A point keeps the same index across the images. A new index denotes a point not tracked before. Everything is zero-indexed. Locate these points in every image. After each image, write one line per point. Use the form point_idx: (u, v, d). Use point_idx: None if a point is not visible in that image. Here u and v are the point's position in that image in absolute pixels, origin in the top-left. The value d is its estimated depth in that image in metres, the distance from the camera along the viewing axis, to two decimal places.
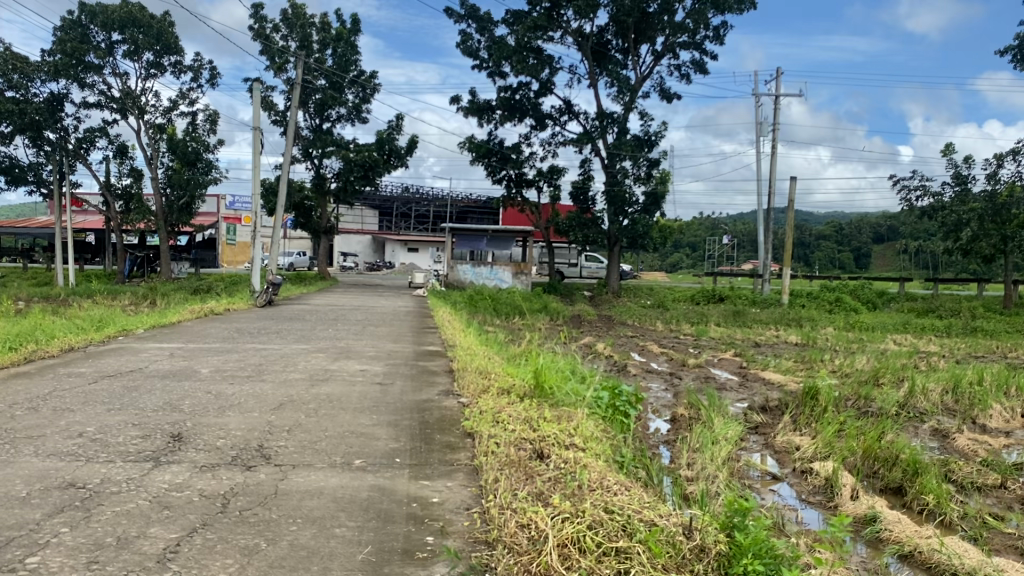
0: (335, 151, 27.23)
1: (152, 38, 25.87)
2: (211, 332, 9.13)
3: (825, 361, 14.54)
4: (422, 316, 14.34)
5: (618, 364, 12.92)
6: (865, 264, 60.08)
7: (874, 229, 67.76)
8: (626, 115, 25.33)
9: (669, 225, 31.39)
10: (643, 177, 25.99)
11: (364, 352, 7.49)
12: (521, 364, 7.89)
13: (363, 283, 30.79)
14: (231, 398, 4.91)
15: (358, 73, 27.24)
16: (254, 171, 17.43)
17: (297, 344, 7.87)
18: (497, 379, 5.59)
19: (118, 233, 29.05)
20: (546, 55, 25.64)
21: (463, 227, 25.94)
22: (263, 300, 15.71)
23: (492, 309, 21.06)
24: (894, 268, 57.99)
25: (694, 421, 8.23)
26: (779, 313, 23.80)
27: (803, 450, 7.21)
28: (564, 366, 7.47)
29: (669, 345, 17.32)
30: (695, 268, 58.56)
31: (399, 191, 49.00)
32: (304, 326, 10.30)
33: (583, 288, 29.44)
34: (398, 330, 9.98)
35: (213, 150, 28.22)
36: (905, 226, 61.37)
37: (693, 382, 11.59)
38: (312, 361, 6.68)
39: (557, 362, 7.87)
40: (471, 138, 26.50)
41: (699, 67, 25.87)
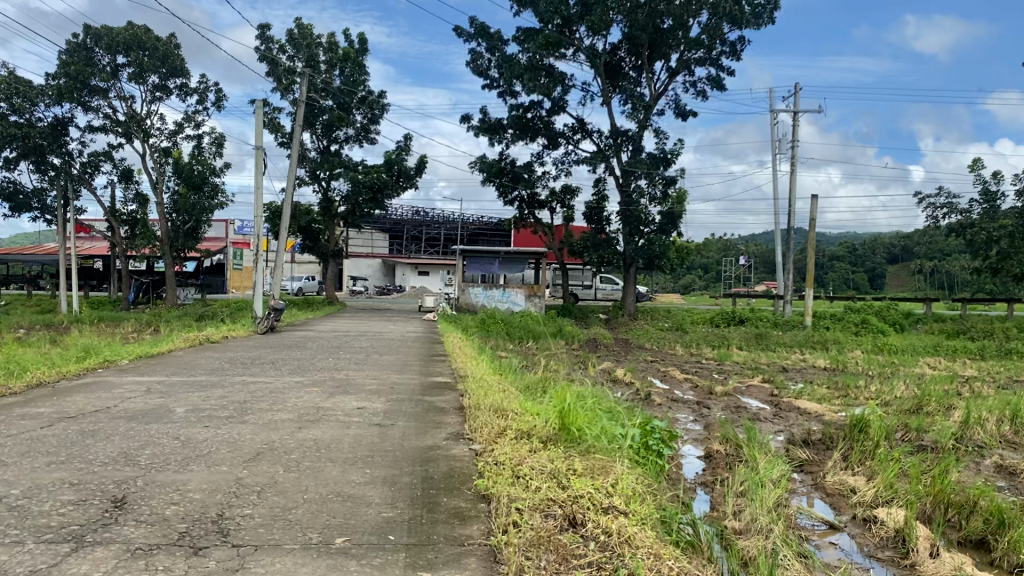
0: (342, 173, 26.61)
1: (157, 61, 25.50)
2: (200, 363, 8.39)
3: (860, 387, 13.77)
4: (434, 343, 13.61)
5: (641, 392, 12.11)
6: (881, 285, 59.15)
7: (889, 249, 66.80)
8: (641, 132, 24.67)
9: (686, 246, 30.63)
10: (659, 196, 25.34)
11: (365, 385, 6.73)
12: (539, 397, 7.11)
13: (371, 307, 30.06)
14: (199, 447, 4.14)
15: (366, 93, 26.72)
16: (257, 193, 16.78)
17: (291, 377, 7.10)
18: (514, 418, 4.83)
19: (123, 259, 28.51)
20: (558, 73, 25.08)
21: (475, 249, 25.27)
22: (264, 327, 15.04)
23: (506, 333, 20.36)
24: (909, 287, 57.08)
25: (733, 459, 7.44)
26: (803, 336, 22.95)
27: (859, 493, 6.41)
28: (591, 397, 6.69)
29: (691, 371, 16.48)
30: (707, 291, 57.69)
31: (409, 214, 48.69)
32: (303, 355, 9.54)
33: (599, 310, 28.63)
34: (405, 359, 9.21)
35: (219, 174, 27.69)
36: (920, 245, 60.46)
37: (724, 412, 10.83)
38: (305, 397, 5.93)
39: (580, 393, 7.10)
40: (482, 158, 25.87)
41: (715, 83, 25.27)
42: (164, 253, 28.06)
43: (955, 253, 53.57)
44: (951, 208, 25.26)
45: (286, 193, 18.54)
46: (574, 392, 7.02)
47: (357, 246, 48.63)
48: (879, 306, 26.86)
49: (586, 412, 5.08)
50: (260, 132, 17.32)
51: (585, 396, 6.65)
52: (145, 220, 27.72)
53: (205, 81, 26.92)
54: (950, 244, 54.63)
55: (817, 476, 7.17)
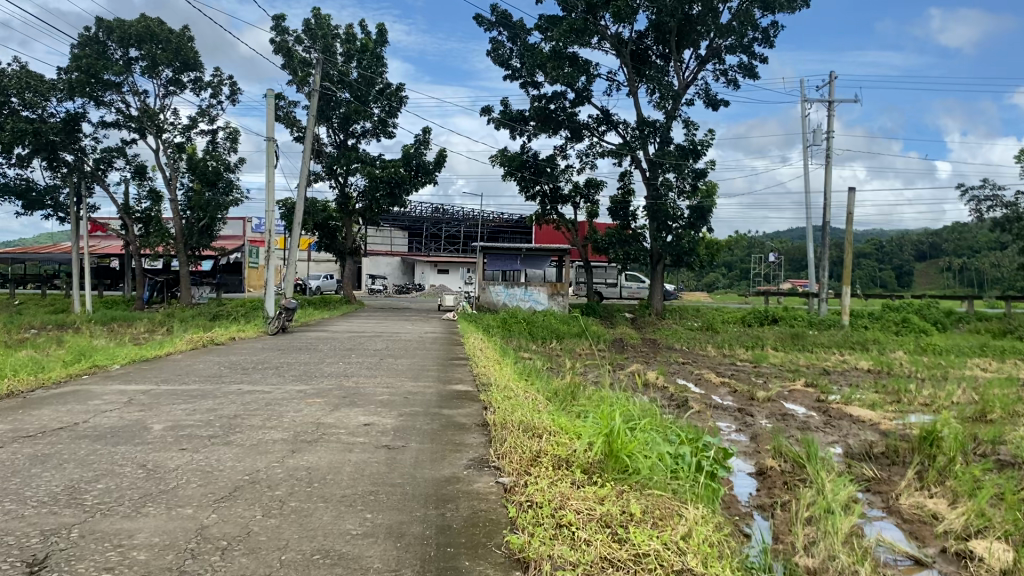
0: (360, 168, 25.87)
1: (171, 54, 24.92)
2: (198, 369, 7.67)
3: (910, 391, 12.85)
4: (455, 344, 12.84)
5: (676, 398, 11.26)
6: (907, 282, 57.84)
7: (916, 245, 65.25)
8: (669, 123, 23.78)
9: (715, 243, 29.68)
10: (688, 191, 24.42)
11: (376, 394, 5.95)
12: (570, 409, 6.30)
13: (391, 306, 29.39)
14: (165, 480, 3.37)
15: (385, 86, 26.03)
16: (270, 187, 16.10)
17: (295, 386, 6.34)
18: (551, 439, 4.05)
19: (138, 257, 28.01)
20: (582, 63, 24.24)
21: (497, 247, 24.57)
22: (275, 327, 14.33)
23: (529, 333, 19.62)
24: (937, 284, 55.65)
25: (791, 478, 6.62)
26: (840, 336, 21.96)
27: (945, 520, 5.55)
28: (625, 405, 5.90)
29: (727, 374, 15.58)
30: (732, 289, 56.57)
31: (429, 212, 48.07)
32: (312, 358, 8.79)
33: (625, 309, 27.72)
34: (423, 364, 8.43)
35: (235, 170, 27.10)
36: (948, 243, 58.90)
37: (769, 421, 9.99)
38: (307, 410, 5.17)
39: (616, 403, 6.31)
40: (504, 152, 25.09)
41: (746, 72, 24.37)
42: (178, 251, 27.50)
43: (987, 249, 52.14)
44: (995, 201, 24.16)
45: (300, 188, 17.83)
46: (609, 404, 6.22)
47: (377, 244, 47.95)
48: (918, 304, 25.78)
49: (634, 431, 4.29)
50: (273, 124, 16.62)
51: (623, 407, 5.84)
52: (159, 217, 27.22)
53: (220, 75, 26.35)
54: (982, 240, 53.16)
55: (887, 496, 6.34)
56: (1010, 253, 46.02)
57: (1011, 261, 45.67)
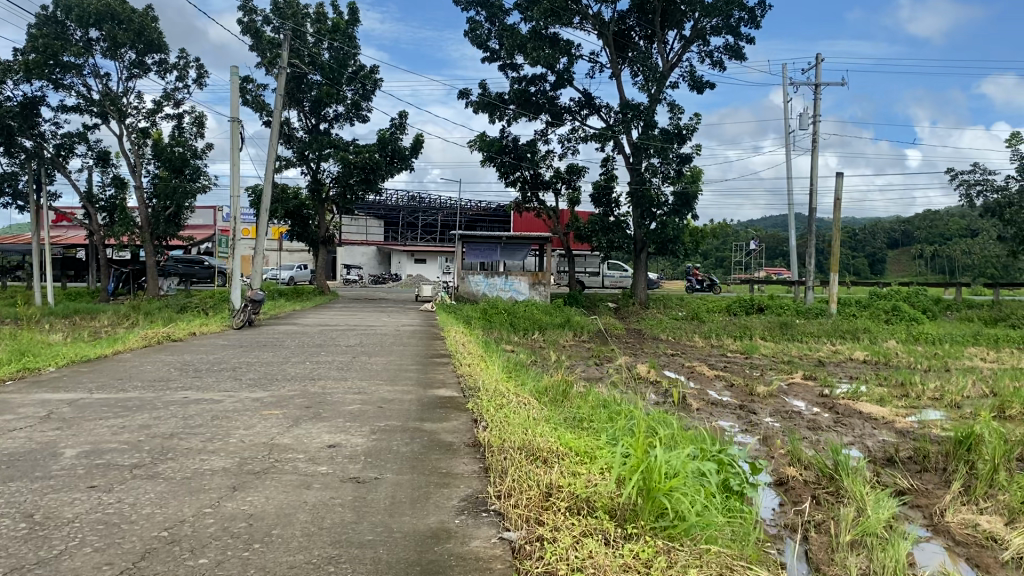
0: (332, 153, 24.76)
1: (133, 34, 23.66)
2: (143, 371, 6.72)
3: (915, 384, 12.20)
4: (434, 338, 11.98)
5: (672, 395, 10.49)
6: (881, 270, 57.71)
7: (890, 232, 65.27)
8: (653, 106, 22.97)
9: (699, 231, 28.99)
10: (672, 176, 23.63)
11: (345, 404, 5.06)
12: (570, 420, 5.47)
13: (366, 297, 28.42)
14: (49, 543, 2.46)
15: (358, 69, 24.98)
16: (235, 171, 15.06)
17: (251, 393, 5.43)
18: (563, 470, 3.23)
19: (101, 247, 26.75)
20: (563, 43, 23.29)
21: (475, 235, 23.58)
22: (241, 321, 13.31)
23: (509, 324, 18.78)
24: (909, 271, 55.60)
25: (819, 492, 5.86)
26: (830, 325, 21.35)
27: (1010, 547, 4.84)
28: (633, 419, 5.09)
29: (720, 366, 14.78)
30: (708, 277, 56.08)
31: (405, 200, 47.03)
32: (276, 357, 7.86)
33: (607, 298, 26.90)
34: (401, 364, 7.53)
35: (202, 156, 26.04)
36: (920, 230, 58.73)
37: (775, 421, 9.25)
38: (263, 427, 4.27)
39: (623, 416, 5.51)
40: (482, 137, 24.15)
41: (731, 53, 23.65)
42: (144, 241, 26.29)
43: (958, 236, 52.10)
44: (986, 185, 23.65)
45: (267, 173, 16.81)
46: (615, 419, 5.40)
47: (352, 233, 46.76)
48: (906, 292, 25.26)
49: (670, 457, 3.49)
50: (238, 106, 15.56)
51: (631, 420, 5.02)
52: (123, 205, 26.00)
53: (184, 56, 25.19)
54: (952, 227, 53.15)
55: (933, 510, 5.60)
56: (983, 240, 46.01)
57: (984, 248, 45.65)
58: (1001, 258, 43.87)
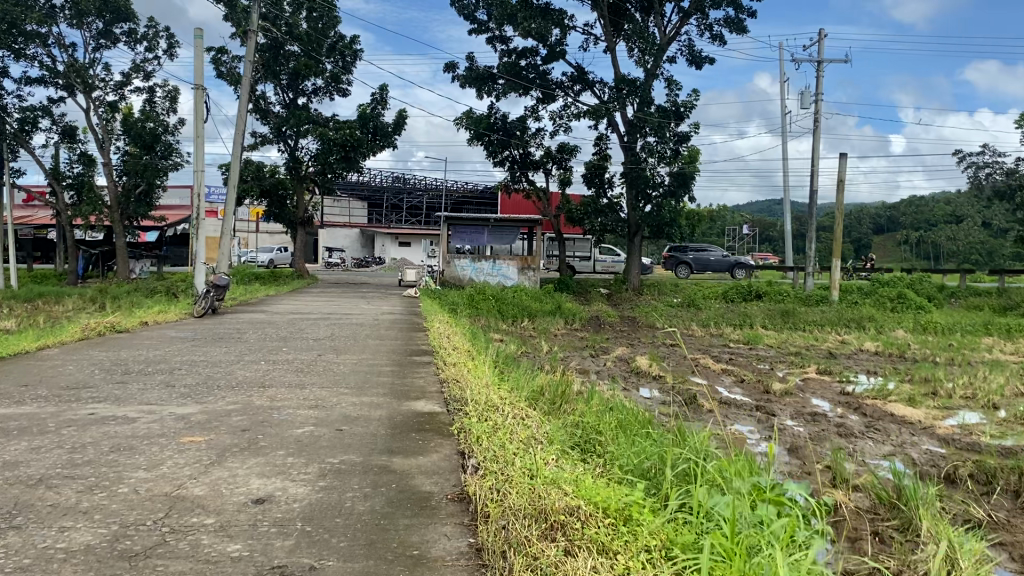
0: (310, 129, 23.47)
1: (99, 2, 21.94)
2: (63, 373, 5.54)
3: (939, 380, 11.17)
4: (416, 329, 10.82)
5: (681, 394, 9.43)
6: (866, 256, 56.93)
7: (875, 219, 64.32)
8: (650, 81, 21.82)
9: (695, 214, 27.93)
10: (668, 156, 22.48)
11: (296, 426, 3.91)
12: (577, 447, 4.37)
13: (347, 281, 27.19)
14: None
15: (337, 39, 23.66)
16: (200, 144, 13.81)
17: (177, 409, 4.26)
18: (599, 567, 2.15)
19: (69, 228, 25.36)
20: (555, 14, 22.03)
21: (461, 217, 22.39)
22: (201, 309, 12.09)
23: (497, 311, 17.70)
24: (894, 258, 54.82)
25: (883, 525, 4.77)
26: (834, 312, 20.36)
27: None
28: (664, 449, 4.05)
29: (724, 358, 13.68)
30: (694, 262, 55.05)
31: (389, 182, 45.72)
32: (229, 355, 6.68)
33: (599, 283, 25.81)
34: (375, 364, 6.39)
35: (175, 132, 24.70)
36: (905, 216, 57.88)
37: (800, 426, 8.22)
38: (180, 466, 3.13)
39: (647, 441, 4.46)
40: (469, 113, 22.94)
41: (732, 27, 22.50)
42: (114, 221, 24.92)
43: (942, 222, 51.25)
44: (994, 167, 22.75)
45: (235, 147, 15.52)
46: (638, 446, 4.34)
47: (335, 216, 45.50)
48: (909, 278, 24.29)
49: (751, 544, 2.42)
50: (203, 72, 14.28)
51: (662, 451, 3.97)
52: (92, 183, 24.58)
53: (154, 26, 23.73)
54: (937, 212, 52.21)
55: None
56: (969, 225, 45.25)
57: (970, 234, 44.85)
58: (987, 244, 43.11)
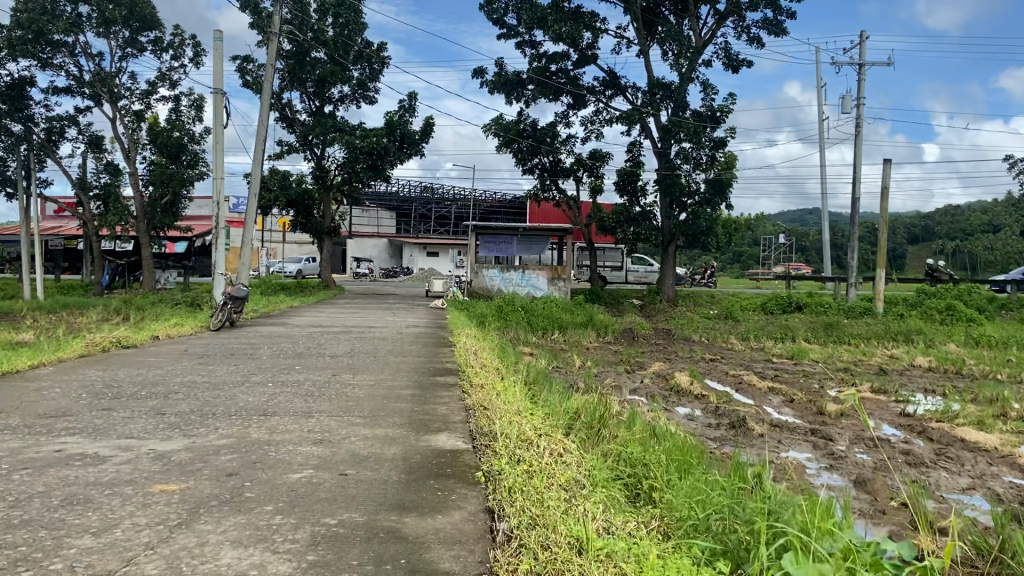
0: (336, 137, 23.01)
1: (123, 9, 21.42)
2: (47, 396, 4.97)
3: (1003, 400, 10.29)
4: (441, 344, 10.17)
5: (729, 417, 8.67)
6: (900, 267, 55.42)
7: (909, 229, 62.72)
8: (685, 85, 21.09)
9: (732, 223, 27.03)
10: (704, 163, 21.74)
11: (291, 470, 3.26)
12: (625, 498, 3.73)
13: (373, 292, 26.65)
14: None
15: (364, 45, 23.23)
16: (220, 149, 13.31)
17: (156, 446, 3.63)
18: None
19: (94, 238, 25.06)
20: (587, 17, 21.39)
21: (490, 226, 21.78)
22: (218, 322, 11.56)
23: (526, 322, 17.06)
24: (929, 268, 53.31)
25: None
26: (879, 325, 19.41)
27: None
28: (737, 508, 3.39)
29: (769, 374, 12.86)
30: (725, 272, 53.92)
31: (418, 191, 45.32)
32: (234, 376, 6.07)
33: (632, 294, 25.02)
34: (394, 387, 5.74)
35: (199, 141, 24.38)
36: (940, 225, 56.36)
37: (864, 454, 7.45)
38: (140, 530, 2.49)
39: (711, 490, 3.79)
40: (498, 119, 22.36)
41: (770, 29, 21.70)
42: (140, 231, 24.58)
43: (979, 232, 49.76)
44: None
45: (257, 153, 15.04)
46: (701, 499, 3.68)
47: (362, 225, 45.15)
48: (957, 289, 23.24)
49: None
50: (221, 76, 13.83)
51: (735, 511, 3.31)
52: (118, 193, 24.25)
53: (180, 34, 23.45)
54: (974, 221, 50.73)
55: None
56: (1009, 235, 43.80)
57: (1009, 243, 43.38)
58: None
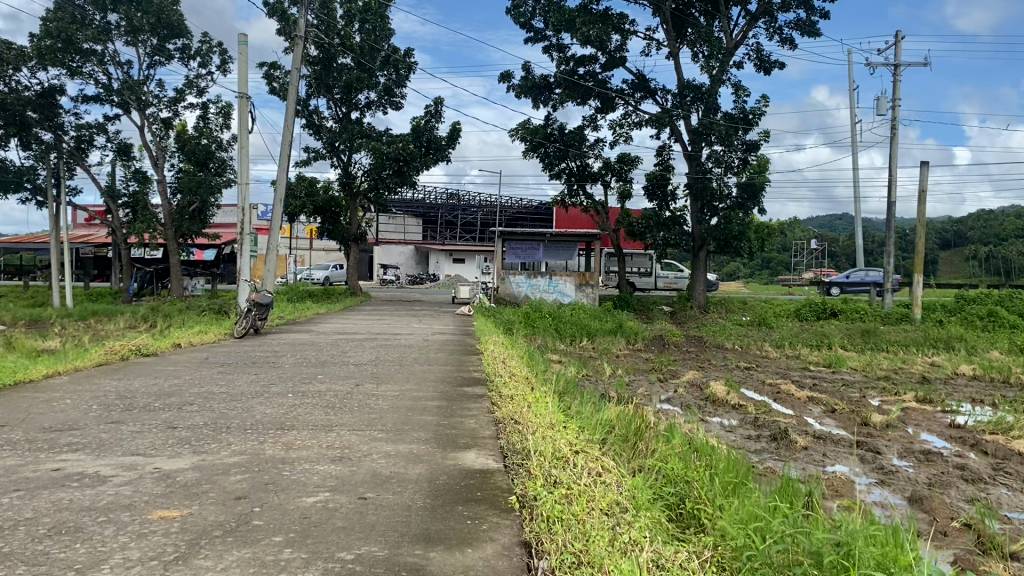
0: (363, 143, 22.83)
1: (151, 17, 21.30)
2: (56, 408, 4.72)
3: None
4: (469, 352, 9.85)
5: (770, 429, 8.27)
6: (933, 272, 54.35)
7: (941, 234, 61.55)
8: (716, 87, 20.67)
9: (764, 229, 26.49)
10: (736, 166, 21.30)
11: (306, 493, 2.96)
12: (672, 524, 3.40)
13: (400, 299, 26.44)
14: None
15: (391, 51, 23.05)
16: (244, 155, 13.14)
17: (162, 464, 3.35)
18: None
19: (123, 246, 25.08)
20: (615, 19, 21.06)
21: (517, 232, 21.47)
22: (241, 330, 11.33)
23: (554, 329, 16.73)
24: (962, 273, 52.20)
25: None
26: (917, 332, 18.83)
27: None
28: (803, 539, 3.02)
29: (808, 383, 12.40)
30: (754, 278, 53.16)
31: (444, 198, 45.17)
32: (253, 387, 5.79)
33: (661, 301, 24.57)
34: (420, 398, 5.43)
35: (226, 148, 24.34)
36: (973, 230, 55.24)
37: (915, 469, 7.02)
38: (133, 564, 2.21)
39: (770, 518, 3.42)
40: (525, 124, 22.07)
41: (803, 30, 21.23)
42: (168, 239, 24.55)
43: (1015, 236, 48.65)
44: None
45: (282, 158, 14.86)
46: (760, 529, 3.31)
47: (389, 232, 45.06)
48: (997, 295, 22.55)
49: None
50: (246, 81, 13.67)
51: (802, 543, 2.95)
52: (146, 201, 24.25)
53: (208, 42, 23.42)
54: (1008, 226, 49.61)
55: None
56: None
57: None
58: None
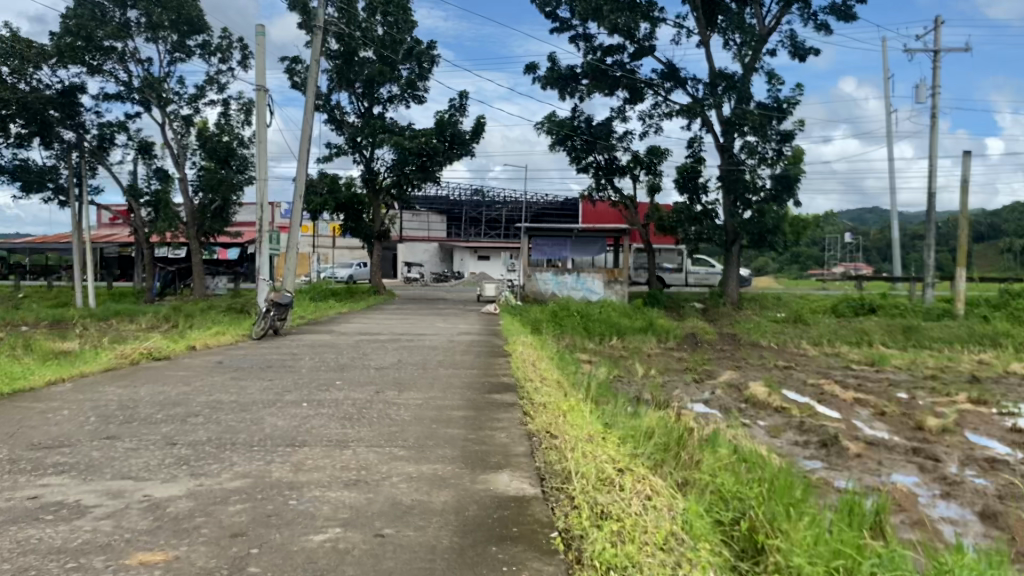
0: (387, 139, 22.46)
1: (172, 14, 20.99)
2: (47, 421, 4.34)
3: None
4: (496, 353, 9.40)
5: (819, 434, 7.73)
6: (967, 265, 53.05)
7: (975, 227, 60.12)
8: (749, 76, 20.03)
9: (797, 222, 25.76)
10: (770, 158, 20.66)
11: (313, 529, 2.54)
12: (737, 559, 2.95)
13: (426, 297, 26.07)
14: None
15: (415, 44, 22.62)
16: (263, 150, 12.78)
17: (153, 491, 2.95)
18: None
19: (147, 245, 24.90)
20: (644, 7, 20.50)
21: (544, 228, 21.00)
22: (259, 332, 10.95)
23: (583, 327, 16.26)
24: (997, 264, 50.87)
25: None
26: (961, 328, 18.12)
27: None
28: None
29: (850, 383, 11.82)
30: (784, 272, 52.19)
31: (469, 194, 44.79)
32: (267, 394, 5.39)
33: (693, 298, 23.97)
34: (444, 407, 4.99)
35: (249, 146, 24.06)
36: (1008, 222, 53.85)
37: (981, 479, 6.47)
38: None
39: (854, 552, 2.97)
40: (552, 116, 21.57)
41: (838, 17, 20.52)
42: (192, 237, 24.36)
43: None
44: None
45: (303, 154, 14.52)
46: (845, 569, 2.86)
47: (413, 230, 44.76)
48: None
49: None
50: (265, 74, 13.32)
51: None
52: (169, 200, 24.05)
53: (229, 38, 23.15)
54: None
55: None
56: None
57: None
58: None
